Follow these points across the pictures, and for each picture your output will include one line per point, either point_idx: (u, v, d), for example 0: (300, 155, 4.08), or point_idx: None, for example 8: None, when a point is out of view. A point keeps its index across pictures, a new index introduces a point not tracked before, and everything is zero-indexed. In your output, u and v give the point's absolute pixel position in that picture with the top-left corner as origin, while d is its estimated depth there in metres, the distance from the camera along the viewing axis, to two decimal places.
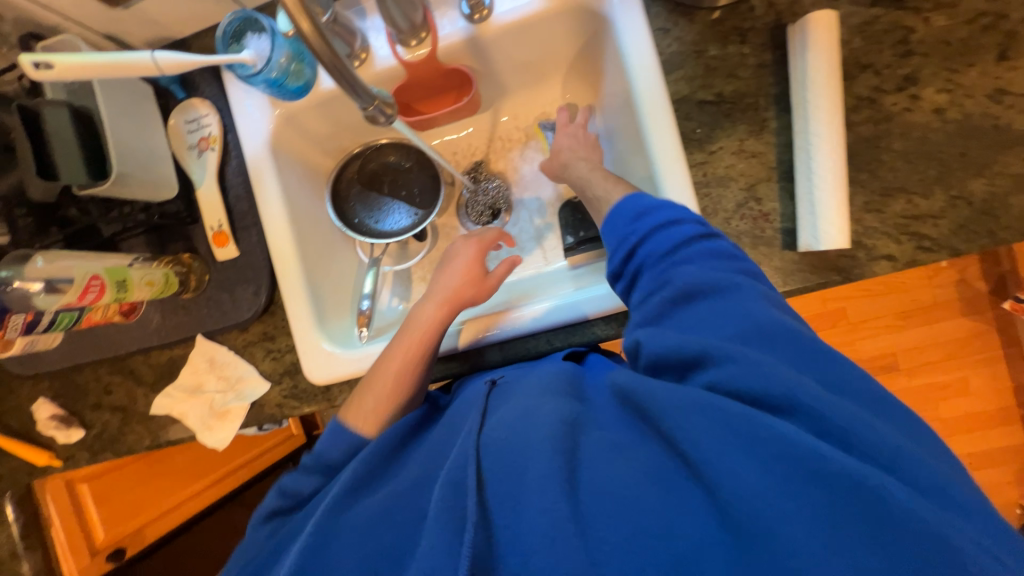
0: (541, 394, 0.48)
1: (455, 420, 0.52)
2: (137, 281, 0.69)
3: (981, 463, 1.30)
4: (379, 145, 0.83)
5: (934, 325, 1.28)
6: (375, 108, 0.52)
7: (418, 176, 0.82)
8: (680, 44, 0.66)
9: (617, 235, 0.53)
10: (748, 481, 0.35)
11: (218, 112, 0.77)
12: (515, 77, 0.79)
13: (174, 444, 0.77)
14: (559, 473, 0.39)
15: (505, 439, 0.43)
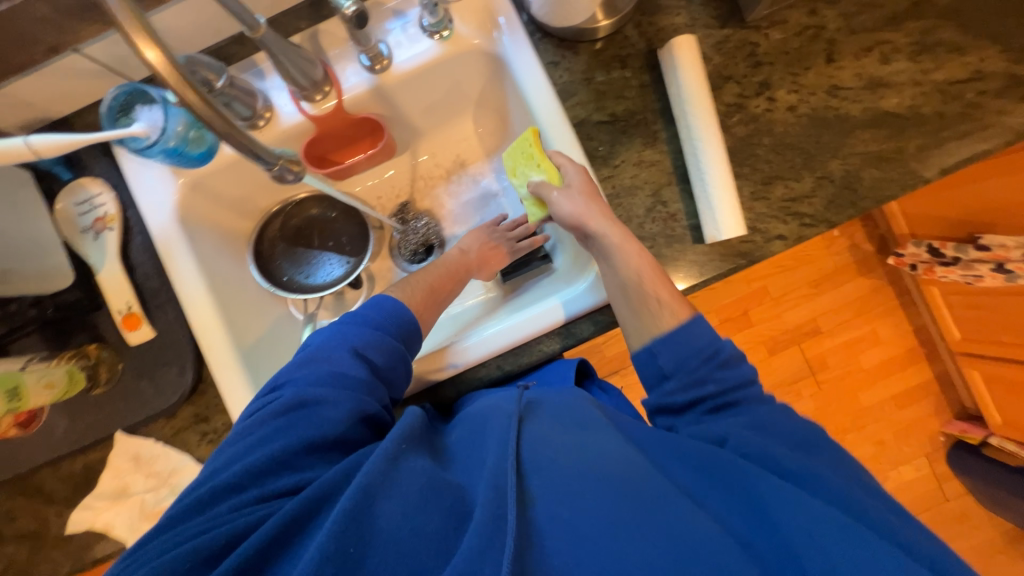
0: (588, 423, 0.52)
1: (479, 426, 0.53)
2: (32, 385, 0.61)
3: (905, 402, 1.45)
4: (299, 200, 0.82)
5: (840, 288, 1.44)
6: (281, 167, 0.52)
7: (345, 226, 0.82)
8: (570, 74, 0.72)
9: (671, 347, 0.56)
10: (803, 512, 0.41)
11: (113, 188, 0.72)
12: (426, 119, 0.82)
13: (102, 562, 0.68)
14: (611, 494, 0.43)
15: (559, 458, 0.46)
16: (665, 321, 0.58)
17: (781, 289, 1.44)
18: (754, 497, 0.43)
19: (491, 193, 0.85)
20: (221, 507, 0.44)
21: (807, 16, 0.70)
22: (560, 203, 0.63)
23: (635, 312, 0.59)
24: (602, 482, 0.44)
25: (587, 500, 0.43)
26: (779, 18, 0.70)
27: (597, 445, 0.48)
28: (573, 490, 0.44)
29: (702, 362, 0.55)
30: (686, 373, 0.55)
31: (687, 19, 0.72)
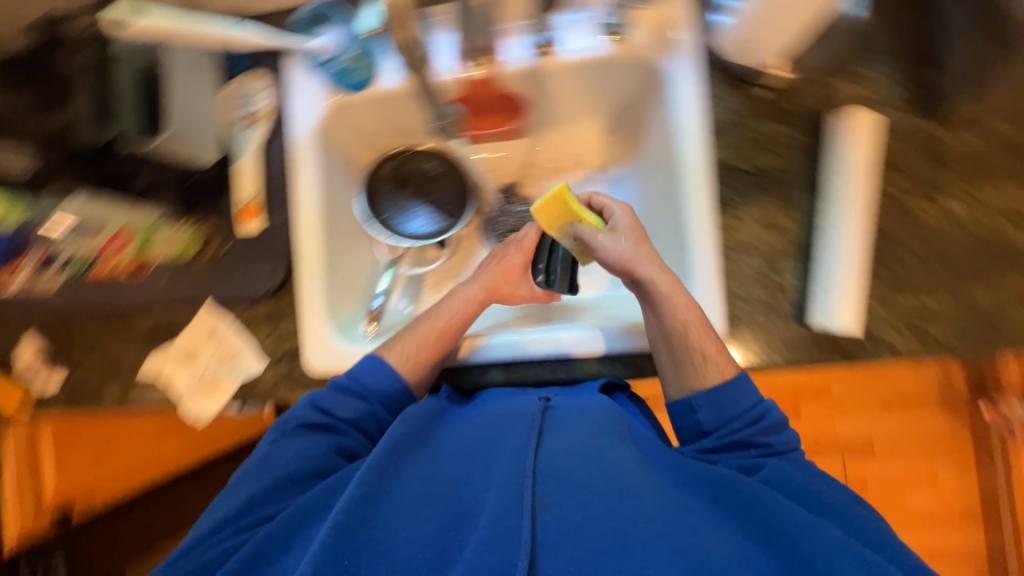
0: (598, 429, 0.56)
1: (489, 424, 0.58)
2: (159, 239, 0.75)
3: (939, 561, 1.30)
4: (417, 150, 0.83)
5: (911, 417, 1.31)
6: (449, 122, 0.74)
7: (448, 185, 0.83)
8: (728, 113, 0.69)
9: (709, 405, 0.60)
10: (821, 540, 0.46)
11: (273, 89, 0.78)
12: (563, 113, 0.82)
13: (155, 406, 0.76)
14: (623, 509, 0.47)
15: (567, 469, 0.51)
16: (711, 377, 0.60)
17: (844, 395, 1.33)
18: (774, 530, 0.47)
19: None
20: (207, 547, 0.54)
21: (1010, 126, 0.63)
22: (607, 244, 0.63)
23: (672, 356, 0.62)
24: (617, 495, 0.48)
25: (595, 519, 0.47)
26: (977, 119, 0.64)
27: (612, 460, 0.52)
28: (578, 505, 0.48)
29: (741, 423, 0.59)
30: (723, 431, 0.59)
31: (873, 92, 0.66)
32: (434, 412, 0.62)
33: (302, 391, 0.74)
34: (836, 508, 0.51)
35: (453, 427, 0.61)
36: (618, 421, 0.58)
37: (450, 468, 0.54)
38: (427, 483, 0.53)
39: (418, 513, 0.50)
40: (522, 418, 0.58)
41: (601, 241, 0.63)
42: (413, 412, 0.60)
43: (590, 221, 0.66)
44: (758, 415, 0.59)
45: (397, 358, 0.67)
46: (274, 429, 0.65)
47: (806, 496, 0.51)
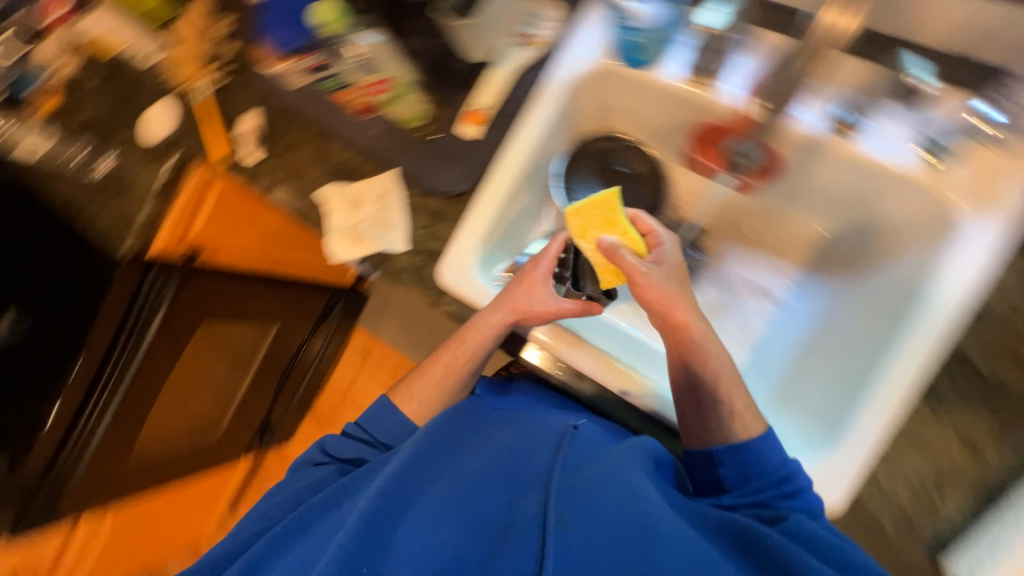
0: (623, 458, 0.61)
1: (513, 437, 0.66)
2: (400, 102, 0.80)
3: None
4: (632, 146, 0.84)
5: None
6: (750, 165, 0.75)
7: (645, 191, 0.84)
8: (991, 303, 0.61)
9: (732, 461, 0.61)
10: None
11: (557, 28, 0.80)
12: (803, 195, 0.77)
13: (307, 225, 0.85)
14: (636, 529, 0.51)
15: (587, 486, 0.57)
16: (740, 435, 0.62)
17: None
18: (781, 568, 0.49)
19: (766, 292, 0.83)
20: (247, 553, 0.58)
21: None
22: (647, 277, 0.67)
23: (703, 422, 0.64)
24: (642, 528, 0.51)
25: (617, 536, 0.51)
26: None
27: (630, 481, 0.57)
28: (599, 535, 0.51)
29: (766, 485, 0.59)
30: (744, 490, 0.60)
31: None
32: (459, 412, 0.72)
33: (419, 289, 0.78)
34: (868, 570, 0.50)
35: (484, 433, 0.69)
36: (644, 455, 0.63)
37: (478, 460, 0.62)
38: (457, 479, 0.59)
39: (448, 499, 0.56)
40: (548, 442, 0.65)
41: (643, 272, 0.67)
42: (446, 417, 0.69)
43: (630, 245, 0.69)
44: (784, 476, 0.58)
45: (433, 373, 0.77)
46: (317, 449, 0.75)
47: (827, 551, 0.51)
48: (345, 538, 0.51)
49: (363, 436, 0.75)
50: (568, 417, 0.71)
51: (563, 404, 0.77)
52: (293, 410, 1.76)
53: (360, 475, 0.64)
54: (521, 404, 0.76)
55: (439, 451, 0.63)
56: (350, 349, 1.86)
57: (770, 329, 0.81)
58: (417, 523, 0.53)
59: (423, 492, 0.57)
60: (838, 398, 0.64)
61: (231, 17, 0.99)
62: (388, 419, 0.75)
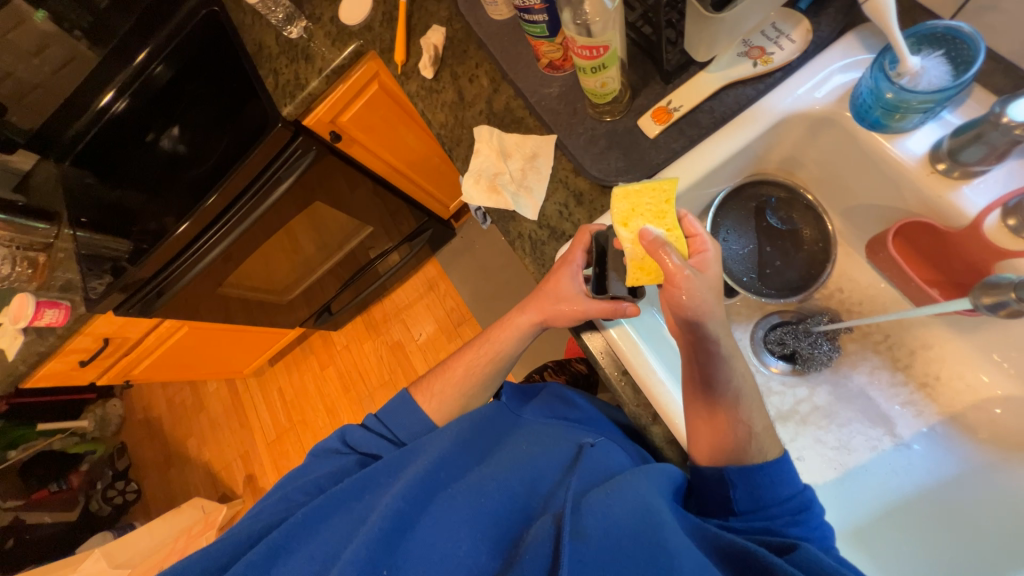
0: (642, 476, 0.57)
1: (535, 455, 0.66)
2: (603, 77, 0.66)
3: None
4: (802, 201, 0.77)
5: None
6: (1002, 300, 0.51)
7: (798, 260, 0.77)
8: None
9: (745, 483, 0.57)
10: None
11: (798, 51, 0.68)
12: (996, 339, 0.66)
13: (451, 156, 0.85)
14: (646, 551, 0.49)
15: (604, 502, 0.54)
16: (763, 477, 0.57)
17: None
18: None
19: (890, 427, 0.72)
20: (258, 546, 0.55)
21: None
22: (689, 286, 0.56)
23: (714, 447, 0.59)
24: (655, 549, 0.48)
25: (626, 549, 0.49)
26: None
27: (639, 489, 0.55)
28: (611, 552, 0.49)
29: (781, 513, 0.56)
30: (755, 515, 0.56)
31: None
32: (486, 414, 0.72)
33: (530, 261, 0.77)
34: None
35: (508, 440, 0.70)
36: (665, 479, 0.58)
37: (501, 470, 0.62)
38: (483, 482, 0.60)
39: (471, 506, 0.57)
40: (567, 461, 0.65)
41: (684, 274, 0.55)
42: (472, 416, 0.70)
43: (674, 245, 0.58)
44: (799, 505, 0.56)
45: (455, 368, 0.78)
46: (334, 437, 0.73)
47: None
48: (369, 538, 0.51)
49: (385, 434, 0.72)
50: (580, 433, 0.71)
51: (593, 426, 0.73)
52: (353, 307, 1.87)
53: (379, 469, 0.63)
54: (548, 415, 0.76)
55: (461, 452, 0.65)
56: (419, 276, 1.91)
57: (877, 464, 0.70)
58: (441, 522, 0.55)
59: (449, 492, 0.59)
60: None
61: None
62: (408, 415, 0.73)
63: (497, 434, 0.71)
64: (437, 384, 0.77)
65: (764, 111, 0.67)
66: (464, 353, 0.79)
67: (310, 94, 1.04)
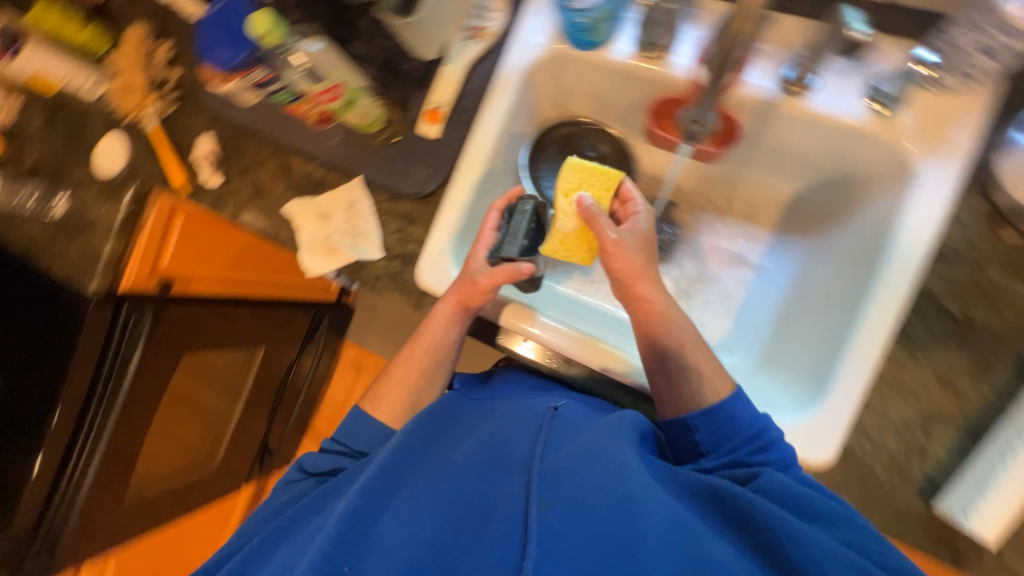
0: (607, 435, 0.57)
1: (502, 431, 0.60)
2: (360, 110, 0.70)
3: None
4: (599, 129, 0.84)
5: None
6: (704, 130, 0.67)
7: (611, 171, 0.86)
8: (966, 243, 0.59)
9: (707, 426, 0.60)
10: (808, 545, 0.47)
11: (507, 16, 0.77)
12: (764, 159, 0.76)
13: (279, 242, 0.84)
14: (616, 513, 0.48)
15: (570, 467, 0.53)
16: (719, 417, 0.60)
17: None
18: (748, 518, 0.50)
19: (743, 260, 0.83)
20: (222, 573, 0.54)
21: None
22: (624, 238, 0.68)
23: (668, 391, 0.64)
24: (627, 501, 0.49)
25: (603, 514, 0.48)
26: None
27: (614, 455, 0.54)
28: (580, 512, 0.48)
29: (740, 443, 0.58)
30: (722, 451, 0.59)
31: None
32: (444, 409, 0.66)
33: (399, 294, 0.78)
34: (836, 514, 0.51)
35: (466, 420, 0.65)
36: (629, 429, 0.60)
37: (464, 454, 0.57)
38: (442, 469, 0.55)
39: (428, 506, 0.51)
40: (533, 421, 0.61)
41: (615, 240, 0.67)
42: (427, 413, 0.65)
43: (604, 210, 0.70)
44: (757, 433, 0.58)
45: (404, 366, 0.75)
46: (292, 469, 0.70)
47: (796, 503, 0.51)
48: (322, 539, 0.48)
49: (340, 449, 0.70)
50: (551, 398, 0.67)
51: (545, 386, 0.72)
52: (289, 431, 1.72)
53: (339, 481, 0.60)
54: (509, 383, 0.73)
55: (418, 446, 0.59)
56: (342, 365, 1.82)
57: (750, 295, 0.81)
58: (399, 516, 0.50)
59: (405, 485, 0.54)
60: (820, 356, 0.64)
61: (169, 40, 0.95)
62: (362, 427, 0.71)
63: (455, 420, 0.65)
64: (393, 393, 0.74)
65: (506, 74, 0.74)
66: (407, 355, 0.76)
67: (110, 257, 0.99)
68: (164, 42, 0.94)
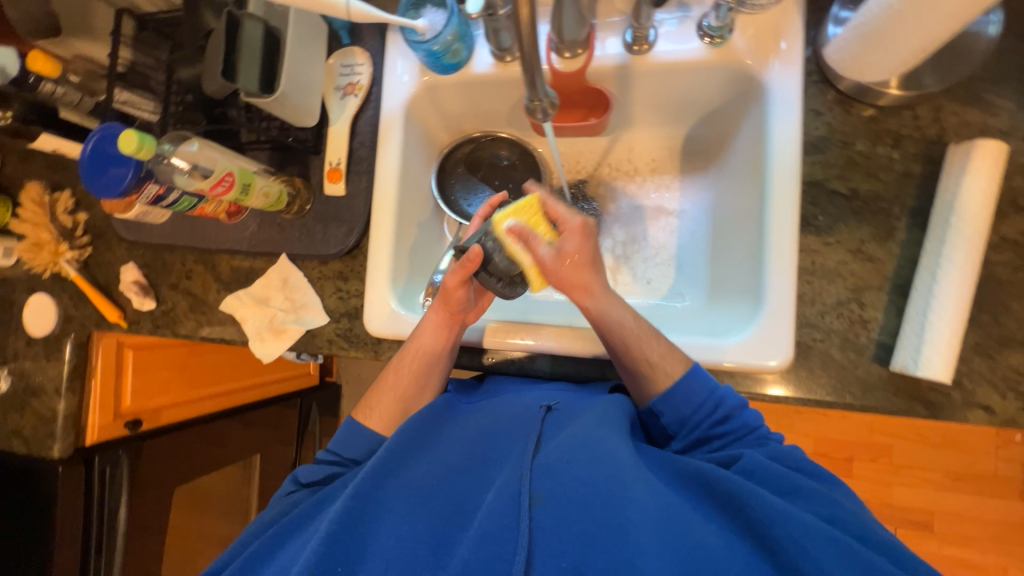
0: (599, 426, 0.57)
1: (493, 434, 0.60)
2: (258, 189, 0.72)
3: None
4: (495, 137, 0.86)
5: (955, 491, 1.29)
6: (540, 103, 0.58)
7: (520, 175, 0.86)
8: (829, 130, 0.65)
9: (670, 408, 0.61)
10: (789, 523, 0.46)
11: (372, 65, 0.80)
12: (646, 114, 0.82)
13: (229, 340, 0.84)
14: (604, 512, 0.49)
15: (564, 462, 0.53)
16: (682, 402, 0.60)
17: (905, 459, 1.32)
18: (734, 501, 0.49)
19: (664, 209, 0.85)
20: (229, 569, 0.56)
21: None
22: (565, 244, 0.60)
23: (636, 381, 0.63)
24: (612, 488, 0.50)
25: (590, 512, 0.49)
26: None
27: (608, 449, 0.53)
28: (570, 505, 0.50)
29: (702, 418, 0.59)
30: (687, 429, 0.60)
31: (1004, 125, 0.60)
32: (439, 411, 0.64)
33: (355, 349, 0.78)
34: (814, 490, 0.51)
35: (458, 420, 0.64)
36: (620, 416, 0.59)
37: (453, 457, 0.58)
38: (433, 473, 0.57)
39: (423, 513, 0.53)
40: (526, 416, 0.61)
41: (580, 222, 0.61)
42: (422, 413, 0.62)
43: (540, 231, 0.63)
44: (716, 404, 0.59)
45: (392, 378, 0.70)
46: (287, 480, 0.68)
47: (776, 480, 0.52)
48: (318, 543, 0.51)
49: (332, 460, 0.67)
50: (545, 394, 0.65)
51: (529, 381, 0.70)
52: None
53: (334, 489, 0.60)
54: (502, 385, 0.70)
55: (410, 449, 0.59)
56: None
57: (682, 238, 0.83)
58: (392, 525, 0.53)
59: (394, 494, 0.55)
60: (750, 269, 0.68)
61: (66, 188, 0.94)
62: (357, 438, 0.67)
63: (448, 420, 0.64)
64: (380, 407, 0.69)
65: (388, 117, 0.78)
66: (396, 365, 0.70)
67: (68, 415, 0.95)
68: (63, 190, 0.94)
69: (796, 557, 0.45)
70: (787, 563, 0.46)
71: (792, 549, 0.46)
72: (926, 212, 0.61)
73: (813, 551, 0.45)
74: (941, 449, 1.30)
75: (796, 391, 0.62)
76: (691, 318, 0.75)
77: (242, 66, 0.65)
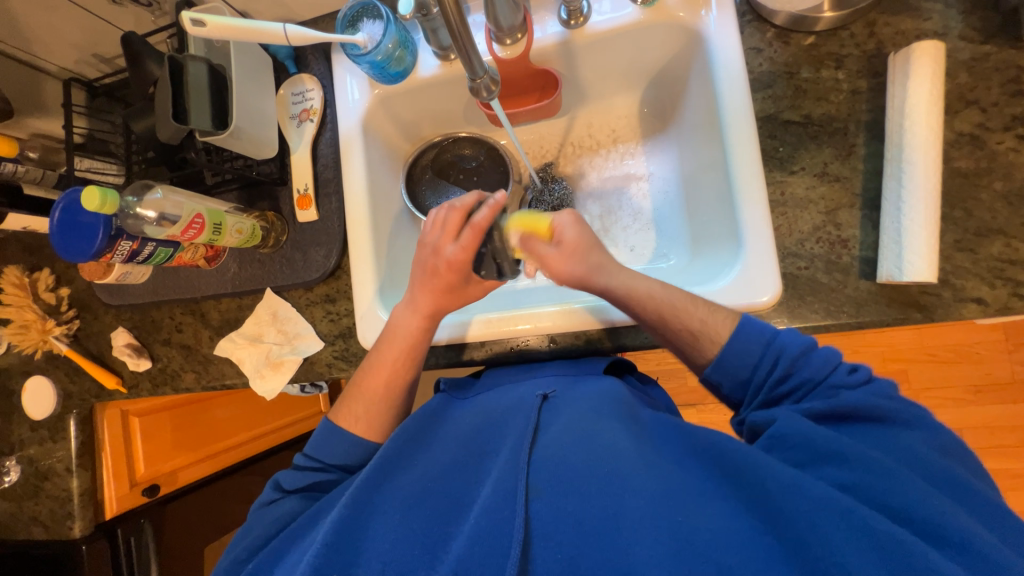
0: (595, 417, 0.56)
1: (490, 439, 0.59)
2: (230, 227, 0.72)
3: None
4: (457, 138, 0.86)
5: (979, 404, 1.29)
6: (482, 82, 0.59)
7: (489, 171, 0.85)
8: (772, 64, 0.66)
9: (726, 376, 0.58)
10: (799, 499, 0.44)
11: (323, 88, 0.81)
12: (596, 87, 0.83)
13: (232, 384, 0.84)
14: (602, 500, 0.48)
15: (560, 454, 0.53)
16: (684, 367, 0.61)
17: (924, 382, 1.31)
18: (744, 475, 0.48)
19: (632, 176, 0.86)
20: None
21: None
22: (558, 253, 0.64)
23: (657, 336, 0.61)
24: (609, 472, 0.50)
25: (587, 500, 0.49)
26: None
27: (607, 440, 0.53)
28: (567, 493, 0.50)
29: (763, 376, 0.55)
30: (751, 390, 0.56)
31: (938, 26, 0.62)
32: (435, 418, 0.64)
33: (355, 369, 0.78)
34: (842, 454, 0.46)
35: (454, 419, 0.65)
36: (617, 402, 0.59)
37: (450, 459, 0.58)
38: (430, 472, 0.57)
39: (420, 520, 0.52)
40: (521, 407, 0.61)
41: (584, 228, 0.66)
42: (414, 417, 0.63)
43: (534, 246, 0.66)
44: (774, 356, 0.55)
45: (380, 387, 0.68)
46: (268, 488, 0.67)
47: (811, 449, 0.48)
48: (314, 552, 0.51)
49: (313, 465, 0.66)
50: (540, 382, 0.65)
51: (529, 370, 0.70)
52: None
53: (335, 495, 0.60)
54: (501, 379, 0.70)
55: (408, 449, 0.60)
56: None
57: (656, 201, 0.84)
58: (388, 530, 0.52)
59: (391, 497, 0.55)
60: (724, 216, 0.68)
61: (45, 267, 0.94)
62: (336, 441, 0.67)
63: (444, 421, 0.64)
64: (368, 409, 0.68)
65: (346, 135, 0.79)
66: (377, 353, 0.69)
67: (82, 492, 0.92)
68: (41, 269, 0.93)
69: (805, 534, 0.42)
70: (791, 542, 0.43)
71: (799, 526, 0.43)
72: (881, 123, 0.62)
73: (823, 526, 0.42)
74: (957, 365, 1.30)
75: (792, 321, 0.62)
76: (681, 275, 0.74)
77: (194, 108, 0.66)
